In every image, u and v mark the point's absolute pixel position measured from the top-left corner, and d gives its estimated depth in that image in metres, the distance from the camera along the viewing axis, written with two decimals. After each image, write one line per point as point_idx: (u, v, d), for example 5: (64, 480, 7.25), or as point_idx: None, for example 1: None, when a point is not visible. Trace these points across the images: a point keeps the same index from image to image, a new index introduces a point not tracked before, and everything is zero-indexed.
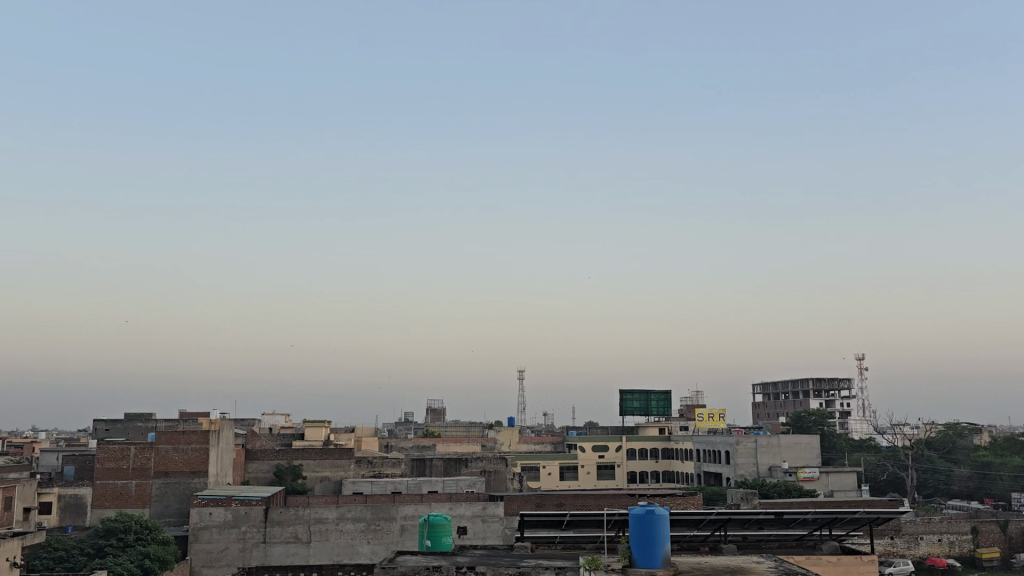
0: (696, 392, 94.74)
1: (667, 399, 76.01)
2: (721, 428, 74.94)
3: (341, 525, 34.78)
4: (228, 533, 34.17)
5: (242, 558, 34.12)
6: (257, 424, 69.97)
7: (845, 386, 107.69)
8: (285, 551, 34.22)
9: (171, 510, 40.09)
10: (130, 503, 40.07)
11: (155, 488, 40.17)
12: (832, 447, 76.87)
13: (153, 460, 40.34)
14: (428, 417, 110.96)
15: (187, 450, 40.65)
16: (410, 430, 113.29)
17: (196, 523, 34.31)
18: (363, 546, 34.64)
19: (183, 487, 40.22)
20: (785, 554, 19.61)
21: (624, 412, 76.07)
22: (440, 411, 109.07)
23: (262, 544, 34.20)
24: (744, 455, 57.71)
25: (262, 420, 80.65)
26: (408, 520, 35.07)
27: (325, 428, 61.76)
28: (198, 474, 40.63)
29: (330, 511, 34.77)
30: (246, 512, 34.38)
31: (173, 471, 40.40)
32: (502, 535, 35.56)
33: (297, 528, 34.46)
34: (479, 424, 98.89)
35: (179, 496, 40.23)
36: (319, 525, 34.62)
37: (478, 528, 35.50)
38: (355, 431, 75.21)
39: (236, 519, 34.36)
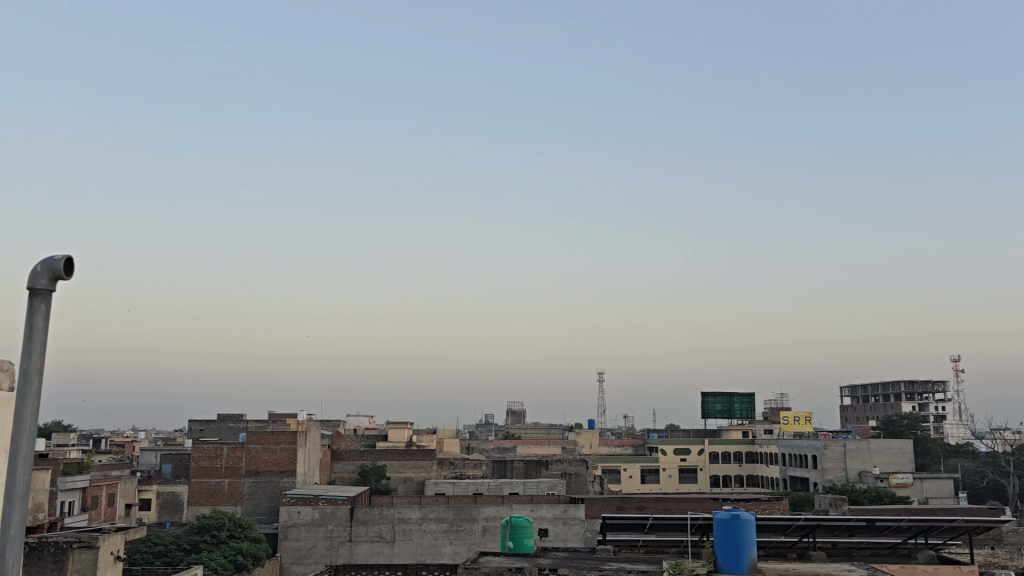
0: (781, 395, 92.46)
1: (750, 402, 74.47)
2: (808, 431, 72.92)
3: (424, 526, 35.17)
4: (316, 532, 35.10)
5: (329, 556, 34.98)
6: (342, 424, 71.58)
7: (942, 389, 103.44)
8: (370, 550, 34.82)
9: (262, 508, 41.35)
10: (224, 500, 41.51)
11: (247, 486, 41.58)
12: (927, 452, 73.86)
13: (244, 460, 41.80)
14: (508, 419, 111.46)
15: (277, 450, 41.88)
16: (491, 431, 114.26)
17: (286, 521, 35.31)
18: (445, 546, 34.99)
19: (273, 486, 41.45)
20: (878, 563, 18.91)
21: (706, 415, 74.87)
22: (519, 413, 109.70)
23: (349, 543, 34.91)
24: (831, 460, 55.89)
25: (348, 421, 82.56)
26: (489, 522, 35.28)
27: (407, 430, 62.69)
28: (287, 474, 41.76)
29: (413, 511, 35.25)
30: (333, 511, 35.24)
31: (264, 470, 41.69)
32: (583, 538, 35.46)
33: (381, 527, 35.07)
34: (559, 427, 98.71)
35: (269, 494, 41.45)
36: (402, 524, 35.13)
37: (559, 530, 35.46)
38: (437, 433, 76.08)
39: (323, 518, 35.29)
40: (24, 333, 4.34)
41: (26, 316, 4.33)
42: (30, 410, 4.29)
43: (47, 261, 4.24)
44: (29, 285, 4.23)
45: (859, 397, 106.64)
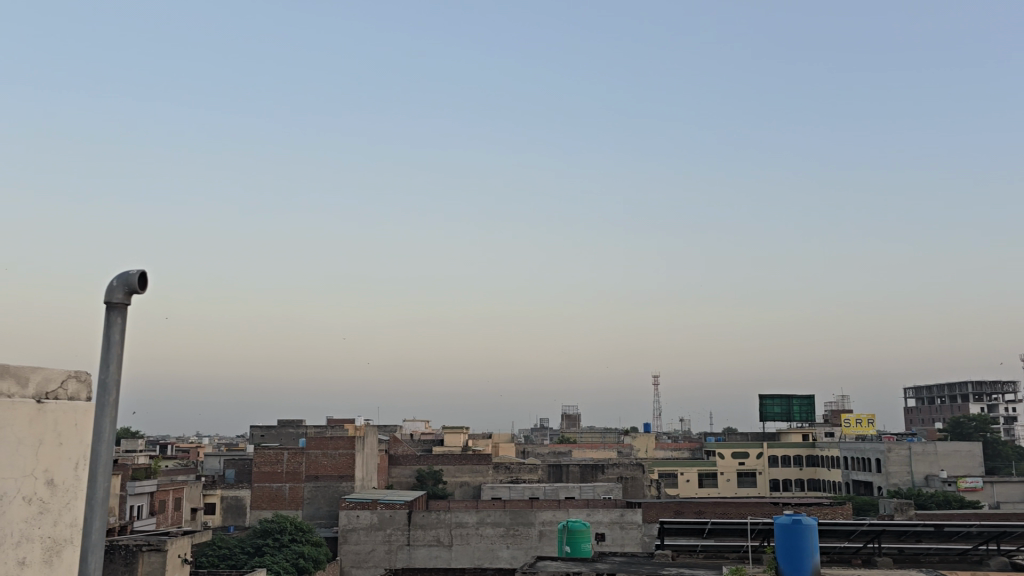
0: (842, 397, 90.41)
1: (810, 404, 73.04)
2: (871, 434, 71.15)
3: (481, 530, 35.28)
4: (375, 536, 35.55)
5: (388, 560, 35.38)
6: (399, 430, 72.35)
7: (1013, 390, 99.96)
8: (428, 554, 35.10)
9: (322, 512, 42.02)
10: (285, 504, 42.27)
11: (307, 491, 42.32)
12: (997, 455, 71.40)
13: (304, 465, 42.58)
14: (562, 422, 111.30)
15: (335, 455, 42.54)
16: (547, 436, 114.12)
17: (345, 525, 35.81)
18: (503, 550, 35.07)
19: (332, 490, 42.07)
20: (948, 569, 18.31)
21: (764, 418, 73.65)
22: (574, 417, 109.45)
23: (407, 547, 35.26)
24: (896, 463, 54.40)
25: (405, 426, 83.38)
26: (546, 526, 35.27)
27: (463, 435, 63.07)
28: (345, 478, 42.37)
29: (470, 516, 35.38)
30: (391, 515, 35.63)
31: (323, 474, 42.38)
32: (640, 543, 35.20)
33: (438, 531, 35.29)
34: (615, 431, 98.20)
35: (329, 499, 42.08)
36: (459, 529, 35.29)
37: (616, 534, 35.31)
38: (492, 438, 76.30)
39: (382, 522, 35.70)
40: (102, 346, 4.48)
41: (104, 330, 4.49)
42: (110, 420, 4.45)
43: (122, 276, 4.40)
44: (106, 299, 4.39)
45: (923, 398, 103.70)
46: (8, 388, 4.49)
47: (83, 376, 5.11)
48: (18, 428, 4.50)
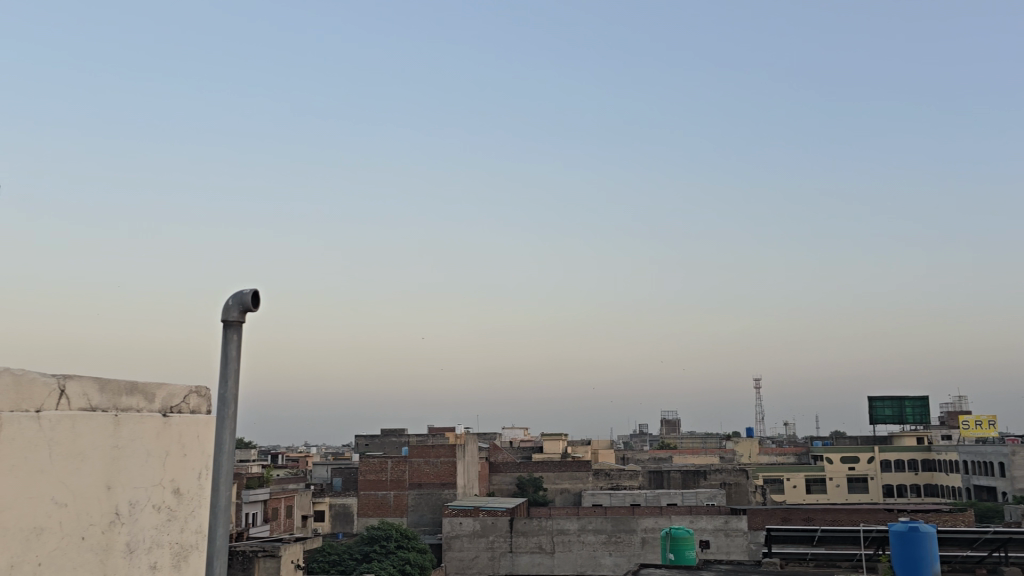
0: (961, 398, 85.82)
1: (924, 406, 69.68)
2: (992, 437, 67.24)
3: (583, 537, 35.19)
4: (478, 543, 35.97)
5: (491, 567, 35.70)
6: (498, 437, 72.87)
7: None
8: (531, 561, 35.21)
9: (426, 519, 42.82)
10: (390, 512, 43.27)
11: (411, 498, 43.23)
12: None
13: (407, 473, 43.52)
14: (662, 428, 109.77)
15: (437, 463, 43.36)
16: (647, 442, 112.90)
17: (449, 532, 36.36)
18: (605, 557, 34.80)
19: (435, 498, 42.86)
20: None
21: (874, 421, 70.69)
22: (674, 423, 107.88)
23: (509, 554, 35.49)
24: (1021, 467, 51.20)
25: (505, 434, 84.01)
26: (648, 533, 34.87)
27: (562, 441, 63.03)
28: (447, 486, 43.05)
29: (572, 522, 35.37)
30: (493, 522, 36.04)
31: (426, 482, 43.21)
32: (746, 550, 34.40)
33: (540, 538, 35.42)
34: (717, 436, 96.12)
35: (432, 506, 42.87)
36: (561, 536, 35.31)
37: (721, 542, 34.59)
38: (591, 444, 75.91)
39: (484, 529, 36.11)
40: (220, 362, 4.75)
41: (221, 347, 4.74)
42: (230, 432, 4.71)
43: (236, 295, 4.65)
44: (223, 317, 4.65)
45: None
46: (138, 403, 4.83)
47: (204, 391, 5.43)
48: (147, 439, 4.83)
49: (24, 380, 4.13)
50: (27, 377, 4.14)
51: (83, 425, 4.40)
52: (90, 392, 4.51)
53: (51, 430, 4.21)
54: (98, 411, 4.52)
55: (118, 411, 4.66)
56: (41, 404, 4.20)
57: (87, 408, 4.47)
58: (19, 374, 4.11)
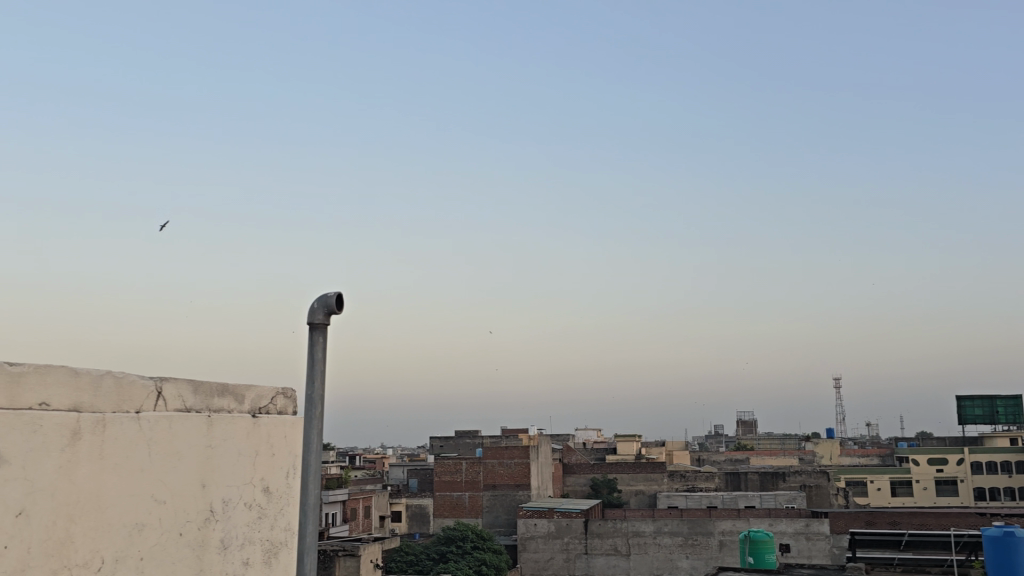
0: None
1: (1017, 406, 66.48)
2: None
3: (659, 539, 34.78)
4: (553, 544, 35.97)
5: (567, 569, 35.63)
6: (572, 439, 72.77)
7: None
8: (606, 563, 35.03)
9: (501, 520, 43.06)
10: (466, 512, 43.65)
11: (485, 499, 43.53)
12: None
13: (482, 474, 43.82)
14: (739, 429, 107.86)
15: (511, 464, 43.53)
16: (723, 443, 111.16)
17: (524, 533, 36.43)
18: (682, 560, 34.35)
19: (510, 499, 43.03)
20: None
21: (963, 421, 67.87)
22: (751, 424, 105.88)
23: (585, 555, 35.40)
24: None
25: (578, 435, 83.84)
26: (726, 536, 34.23)
27: (636, 443, 62.48)
28: (522, 487, 43.16)
29: (647, 525, 34.99)
30: (568, 523, 35.95)
31: (500, 483, 43.44)
32: (829, 555, 33.46)
33: (616, 540, 35.18)
34: (797, 437, 93.85)
35: (507, 507, 43.07)
36: (637, 538, 34.97)
37: (802, 546, 33.74)
38: (666, 446, 74.99)
39: (559, 530, 36.07)
40: (307, 364, 4.87)
41: (308, 348, 4.87)
42: (316, 431, 4.83)
43: (322, 298, 4.78)
44: (309, 320, 4.78)
45: None
46: (228, 404, 5.00)
47: (290, 392, 5.59)
48: (238, 439, 4.99)
49: (124, 381, 4.34)
50: (126, 379, 4.34)
51: (179, 425, 4.58)
52: (185, 393, 4.69)
53: (150, 430, 4.40)
54: (192, 412, 4.70)
55: (211, 412, 4.84)
56: (140, 405, 4.39)
57: (182, 409, 4.65)
58: (119, 376, 4.31)
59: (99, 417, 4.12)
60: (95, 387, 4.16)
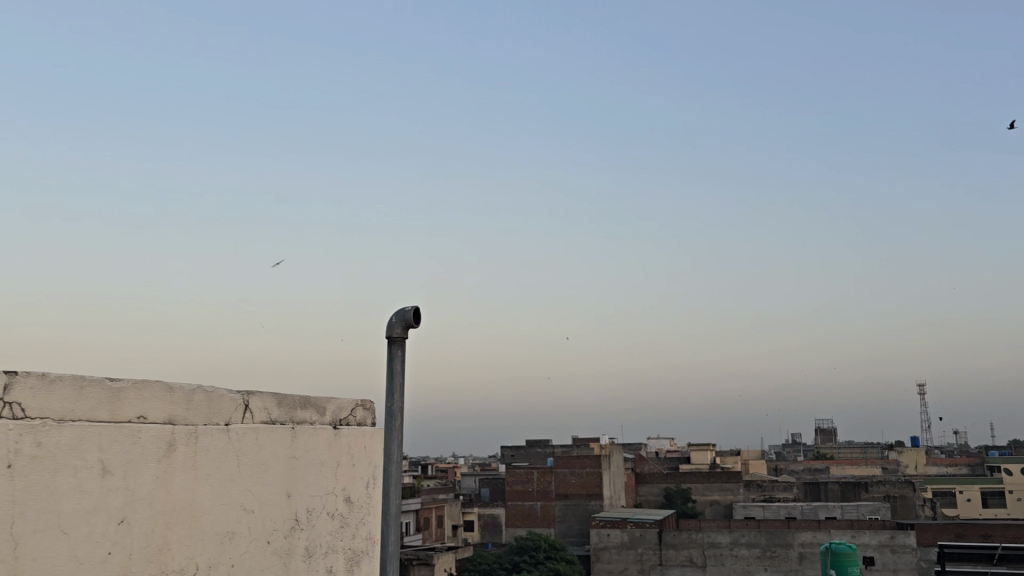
0: None
1: None
2: None
3: (736, 551, 34.07)
4: (626, 554, 35.56)
5: None
6: (644, 448, 71.97)
7: None
8: (682, 575, 34.48)
9: (573, 530, 42.91)
10: (538, 522, 43.64)
11: (558, 509, 43.45)
12: None
13: (554, 483, 43.71)
14: (818, 438, 104.92)
15: (583, 473, 43.31)
16: (801, 452, 108.17)
17: (597, 543, 36.15)
18: (760, 572, 33.60)
19: (582, 509, 42.87)
20: None
21: None
22: (830, 432, 102.85)
23: (659, 567, 34.91)
24: None
25: (650, 444, 82.87)
26: (806, 548, 33.33)
27: (710, 452, 61.35)
28: (594, 497, 42.89)
29: (723, 536, 34.34)
30: (642, 534, 35.54)
31: (572, 493, 43.31)
32: (916, 568, 32.24)
33: (691, 551, 34.62)
34: (880, 446, 90.62)
35: (579, 517, 42.91)
36: (713, 549, 34.34)
37: (887, 559, 32.56)
38: (741, 455, 73.45)
39: (633, 541, 35.67)
40: (385, 377, 4.95)
41: (387, 362, 4.95)
42: (396, 443, 4.89)
43: (399, 311, 4.85)
44: (388, 334, 4.86)
45: None
46: (311, 416, 5.12)
47: (369, 404, 5.69)
48: (320, 450, 5.10)
49: (214, 395, 4.49)
50: (215, 393, 4.50)
51: (265, 437, 4.71)
52: (270, 405, 4.82)
53: (238, 441, 4.54)
54: (278, 424, 4.83)
55: (294, 424, 4.96)
56: (229, 417, 4.55)
57: (267, 421, 4.79)
58: (209, 391, 4.47)
59: (192, 430, 4.29)
60: (187, 401, 4.32)
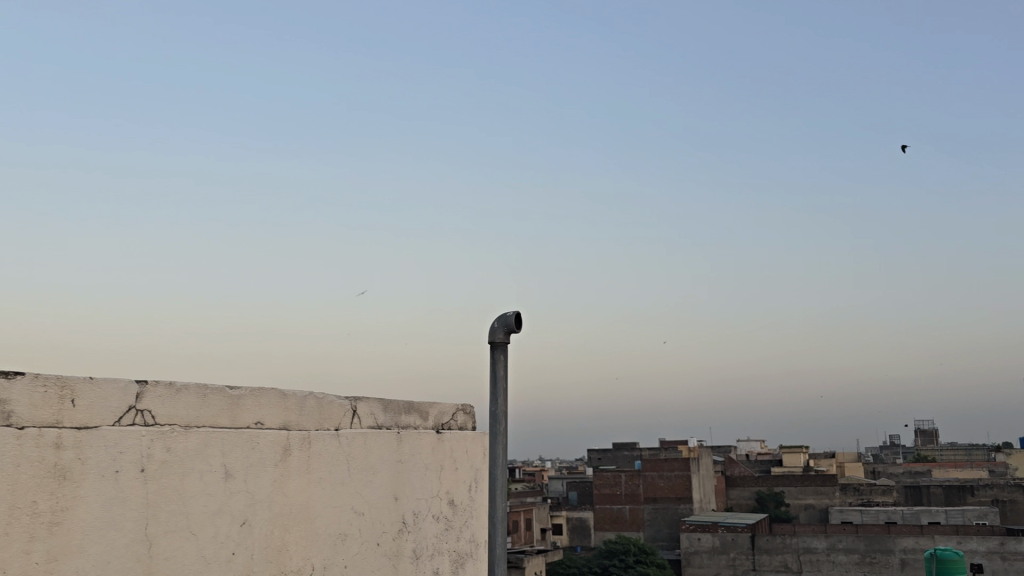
0: None
1: None
2: None
3: (833, 556, 33.03)
4: (718, 559, 34.91)
5: None
6: (734, 450, 70.50)
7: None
8: None
9: (663, 534, 42.46)
10: (627, 526, 43.27)
11: (646, 513, 43.02)
12: None
13: (642, 487, 43.31)
14: (918, 439, 100.77)
15: (672, 477, 42.79)
16: (901, 454, 103.93)
17: (687, 548, 35.63)
18: None
19: (672, 512, 42.33)
20: None
21: None
22: (931, 433, 98.66)
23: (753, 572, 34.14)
24: None
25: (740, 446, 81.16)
26: (908, 554, 32.06)
27: (803, 454, 59.69)
28: (684, 500, 42.29)
29: (820, 541, 33.34)
30: (734, 538, 34.83)
31: (661, 496, 42.85)
32: None
33: (785, 557, 33.79)
34: (986, 447, 86.36)
35: (669, 521, 42.41)
36: (809, 555, 33.39)
37: (997, 566, 31.06)
38: (836, 457, 71.14)
39: (724, 545, 34.99)
40: (488, 382, 5.02)
41: (489, 367, 5.02)
42: (501, 448, 4.96)
43: (501, 318, 4.91)
44: (490, 340, 4.93)
45: None
46: (415, 421, 5.22)
47: (469, 409, 5.77)
48: (424, 455, 5.21)
49: (324, 401, 4.63)
50: (326, 399, 4.64)
51: (373, 442, 4.85)
52: (376, 412, 4.95)
53: (348, 446, 4.68)
54: (383, 429, 4.96)
55: (400, 428, 5.08)
56: (338, 423, 4.69)
57: (374, 427, 4.92)
58: (320, 396, 4.61)
59: (305, 435, 4.45)
60: (300, 407, 4.48)
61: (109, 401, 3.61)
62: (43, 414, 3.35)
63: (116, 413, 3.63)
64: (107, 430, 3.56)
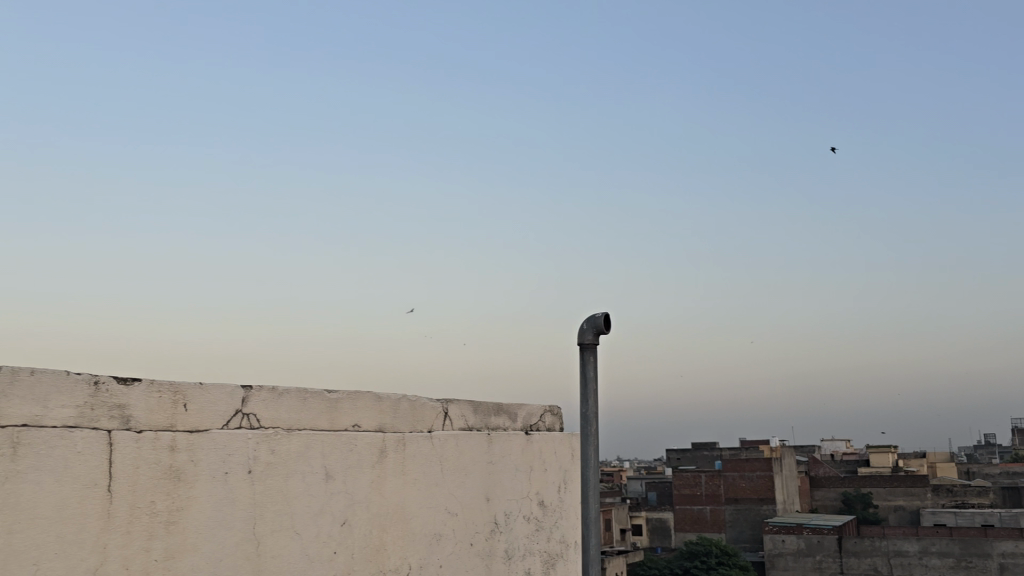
0: None
1: None
2: None
3: (925, 560, 31.95)
4: (804, 562, 33.96)
5: None
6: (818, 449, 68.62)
7: None
8: None
9: (745, 536, 41.67)
10: (708, 527, 42.62)
11: (728, 514, 42.29)
12: None
13: (723, 487, 42.58)
14: (1016, 438, 96.08)
15: (754, 477, 41.97)
16: (999, 454, 99.22)
17: (771, 550, 34.80)
18: None
19: (754, 513, 41.52)
20: None
21: None
22: None
23: None
24: None
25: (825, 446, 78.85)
26: (1007, 558, 30.69)
27: (891, 454, 57.70)
28: (767, 501, 41.44)
29: (911, 544, 32.24)
30: (820, 540, 33.76)
31: (743, 497, 42.05)
32: None
33: (875, 560, 32.83)
34: None
35: (751, 522, 41.60)
36: (900, 558, 32.40)
37: None
38: (927, 457, 68.50)
39: (810, 547, 33.99)
40: (579, 383, 5.03)
41: (578, 368, 5.03)
42: (592, 449, 4.97)
43: (590, 319, 4.91)
44: (579, 341, 4.94)
45: None
46: (504, 422, 5.28)
47: (557, 410, 5.79)
48: (514, 456, 5.26)
49: (417, 404, 4.72)
50: (418, 402, 4.73)
51: (464, 443, 4.92)
52: (466, 413, 5.02)
53: (442, 448, 4.76)
54: (474, 430, 5.02)
55: (490, 430, 5.14)
56: (431, 425, 4.77)
57: (465, 428, 4.99)
58: (413, 399, 4.71)
59: (400, 437, 4.54)
60: (394, 409, 4.58)
61: (217, 405, 3.76)
62: (158, 417, 3.52)
63: (224, 416, 3.77)
64: (216, 432, 3.71)
